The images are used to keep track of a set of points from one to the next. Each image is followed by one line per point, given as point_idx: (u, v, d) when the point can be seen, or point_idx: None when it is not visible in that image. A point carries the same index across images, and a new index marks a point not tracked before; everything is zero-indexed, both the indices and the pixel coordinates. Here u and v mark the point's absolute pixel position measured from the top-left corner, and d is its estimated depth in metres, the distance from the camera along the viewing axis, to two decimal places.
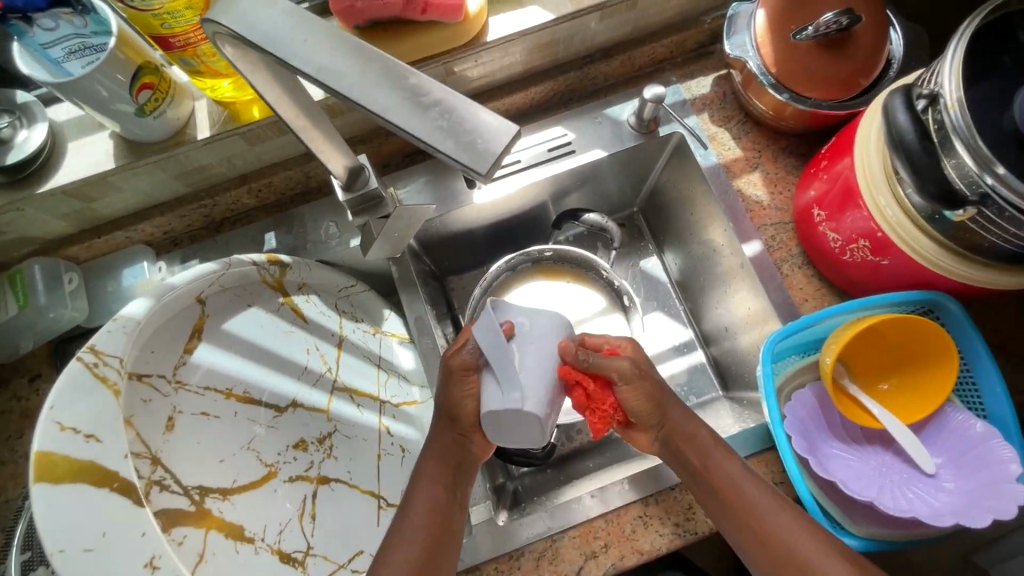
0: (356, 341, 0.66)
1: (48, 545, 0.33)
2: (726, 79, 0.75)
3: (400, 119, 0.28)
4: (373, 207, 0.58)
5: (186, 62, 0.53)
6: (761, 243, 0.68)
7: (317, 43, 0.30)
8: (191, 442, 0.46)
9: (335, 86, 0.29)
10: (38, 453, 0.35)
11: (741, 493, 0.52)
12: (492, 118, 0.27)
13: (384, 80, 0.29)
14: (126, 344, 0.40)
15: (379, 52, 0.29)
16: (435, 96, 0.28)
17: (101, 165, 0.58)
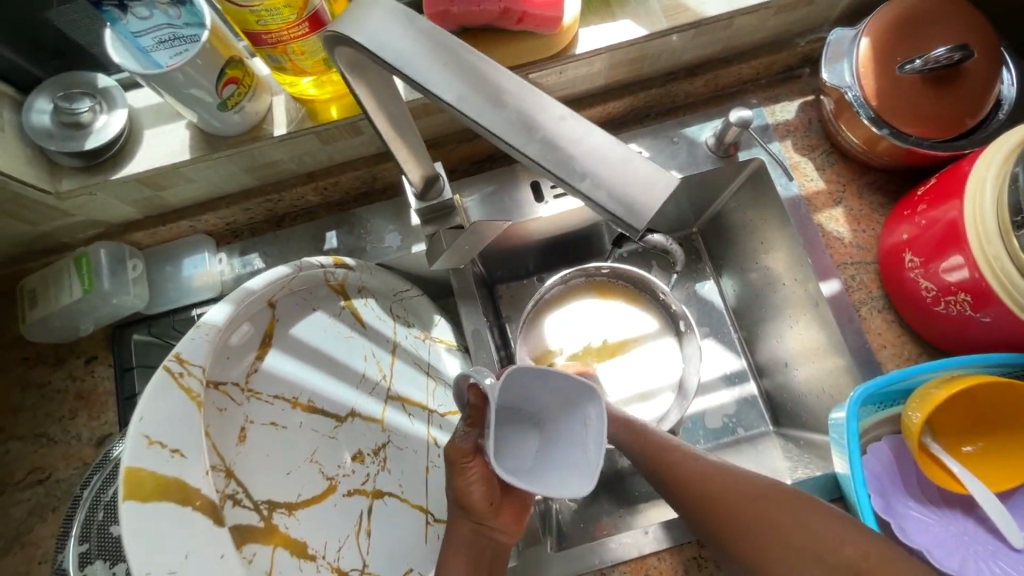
0: (408, 347, 0.65)
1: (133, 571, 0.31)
2: (813, 106, 0.71)
3: (545, 162, 0.26)
4: (443, 217, 0.58)
5: (273, 58, 0.51)
6: (840, 283, 0.65)
7: (456, 70, 0.29)
8: (260, 454, 0.45)
9: (472, 117, 0.28)
10: (128, 469, 0.33)
11: (726, 498, 0.47)
12: (643, 171, 0.25)
13: (529, 116, 0.27)
14: (208, 353, 0.39)
15: (522, 85, 0.28)
16: (584, 140, 0.26)
17: (175, 155, 0.57)
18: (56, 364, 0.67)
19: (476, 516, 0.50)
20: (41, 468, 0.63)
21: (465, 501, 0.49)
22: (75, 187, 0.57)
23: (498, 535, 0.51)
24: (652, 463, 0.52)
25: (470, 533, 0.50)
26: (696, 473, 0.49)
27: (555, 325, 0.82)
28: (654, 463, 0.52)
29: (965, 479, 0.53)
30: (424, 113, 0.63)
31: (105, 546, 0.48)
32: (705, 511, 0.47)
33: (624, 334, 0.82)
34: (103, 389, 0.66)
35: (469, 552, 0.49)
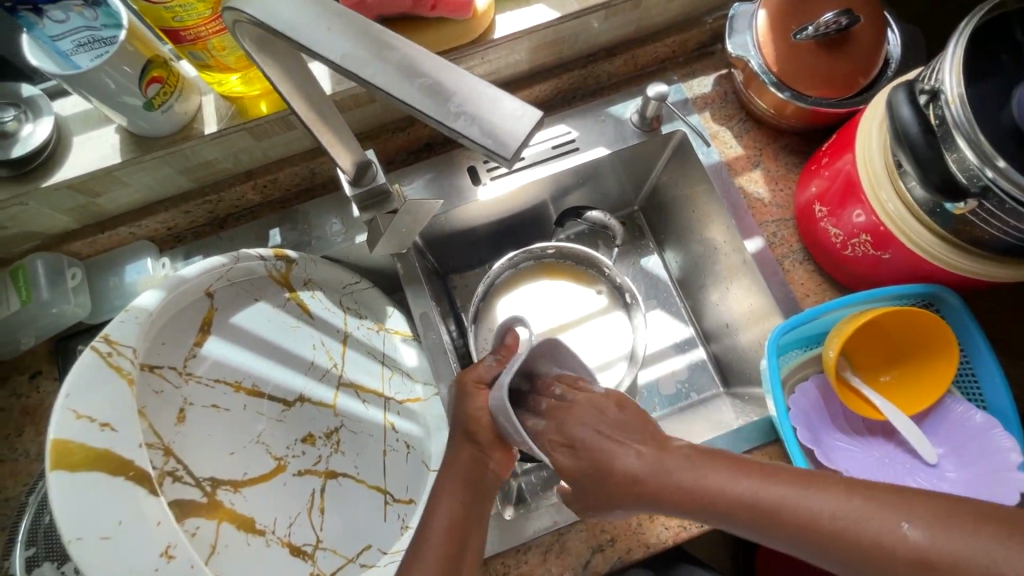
0: (361, 337, 0.64)
1: (65, 533, 0.35)
2: (727, 78, 0.76)
3: (427, 109, 0.30)
4: (380, 202, 0.58)
5: (195, 56, 0.53)
6: (763, 239, 0.69)
7: (344, 34, 0.32)
8: (201, 435, 0.48)
9: (355, 73, 0.32)
10: (56, 440, 0.37)
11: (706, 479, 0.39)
12: (512, 107, 0.29)
13: (406, 68, 0.31)
14: (138, 334, 0.43)
15: (401, 42, 0.31)
16: (460, 86, 0.30)
17: (107, 159, 0.58)
18: None
19: (478, 442, 0.52)
20: None
21: (469, 422, 0.52)
22: (4, 196, 0.57)
23: (493, 468, 0.51)
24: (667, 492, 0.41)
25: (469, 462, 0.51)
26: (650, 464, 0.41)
27: (508, 307, 0.85)
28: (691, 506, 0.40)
29: (883, 406, 0.58)
30: (354, 105, 0.65)
31: (53, 548, 0.48)
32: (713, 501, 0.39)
33: (575, 311, 0.85)
34: (50, 403, 0.65)
35: (464, 471, 0.50)
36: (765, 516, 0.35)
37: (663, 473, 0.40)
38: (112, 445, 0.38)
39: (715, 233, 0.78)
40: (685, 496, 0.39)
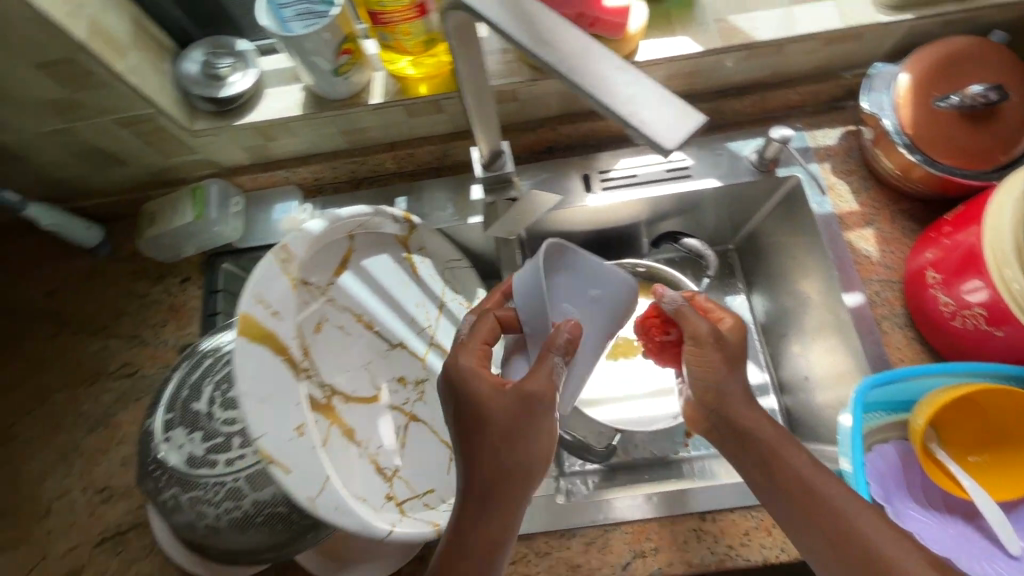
0: (453, 309, 0.69)
1: (238, 388, 0.42)
2: (855, 135, 0.77)
3: (603, 99, 0.34)
4: (501, 188, 0.69)
5: (383, 36, 0.62)
6: (863, 296, 0.69)
7: (542, 27, 0.37)
8: (329, 347, 0.56)
9: (539, 56, 0.36)
10: (243, 315, 0.45)
11: (803, 474, 0.54)
12: (681, 108, 0.33)
13: (592, 65, 0.35)
14: (306, 250, 0.51)
15: (590, 43, 0.36)
16: (636, 84, 0.34)
17: (289, 111, 0.68)
18: (156, 280, 0.79)
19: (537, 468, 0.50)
20: (133, 364, 0.75)
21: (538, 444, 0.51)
22: (205, 127, 0.68)
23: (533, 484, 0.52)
24: (750, 459, 0.57)
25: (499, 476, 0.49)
26: (764, 436, 0.57)
27: None
28: (763, 481, 0.56)
29: (970, 486, 0.55)
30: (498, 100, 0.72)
31: (187, 416, 0.56)
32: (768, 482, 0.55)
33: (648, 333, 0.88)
34: (190, 306, 0.77)
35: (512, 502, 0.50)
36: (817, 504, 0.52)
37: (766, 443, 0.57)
38: (276, 329, 0.46)
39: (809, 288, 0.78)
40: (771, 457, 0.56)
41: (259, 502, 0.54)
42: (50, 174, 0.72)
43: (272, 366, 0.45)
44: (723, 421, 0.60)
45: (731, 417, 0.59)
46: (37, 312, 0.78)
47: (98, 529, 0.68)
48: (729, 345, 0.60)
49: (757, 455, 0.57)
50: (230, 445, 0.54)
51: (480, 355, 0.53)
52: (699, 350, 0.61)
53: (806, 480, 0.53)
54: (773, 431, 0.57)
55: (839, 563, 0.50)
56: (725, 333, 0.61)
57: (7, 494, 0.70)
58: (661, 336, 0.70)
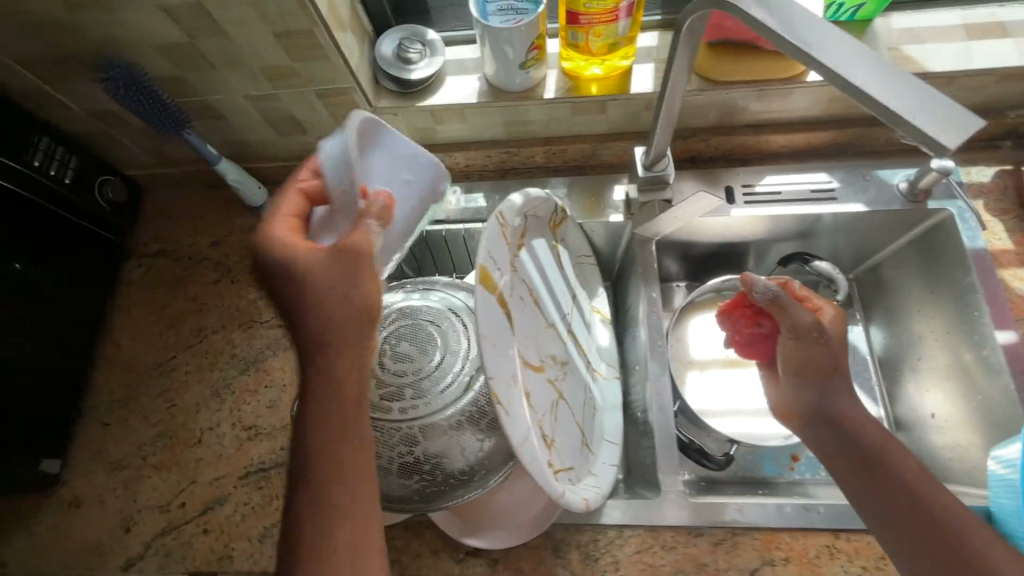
0: (581, 305, 0.79)
1: (478, 328, 0.45)
2: (1011, 174, 0.76)
3: (879, 97, 0.37)
4: (655, 188, 0.72)
5: (573, 36, 0.67)
6: (1016, 335, 0.69)
7: (815, 33, 0.41)
8: (522, 313, 0.57)
9: (815, 57, 0.40)
10: (481, 265, 0.48)
11: (908, 476, 0.54)
12: (961, 114, 0.35)
13: (868, 68, 0.38)
14: (513, 217, 0.55)
15: (864, 49, 0.39)
16: (915, 88, 0.37)
17: (466, 98, 0.74)
18: None
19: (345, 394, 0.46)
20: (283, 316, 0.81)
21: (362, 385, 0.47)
22: (389, 106, 0.74)
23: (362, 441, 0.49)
24: (852, 457, 0.57)
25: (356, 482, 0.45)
26: (872, 440, 0.57)
27: (701, 325, 0.92)
28: (860, 477, 0.56)
29: None
30: None
31: None
32: (866, 477, 0.56)
33: None
34: None
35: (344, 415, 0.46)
36: (917, 504, 0.52)
37: (870, 443, 0.57)
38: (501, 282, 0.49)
39: (930, 323, 0.78)
40: (873, 454, 0.56)
41: (427, 457, 0.56)
42: (238, 135, 0.79)
43: (496, 315, 0.48)
44: (827, 419, 0.60)
45: (835, 420, 0.60)
46: (200, 259, 0.86)
47: (243, 463, 0.73)
48: (833, 339, 0.62)
49: (861, 454, 0.57)
50: (429, 389, 0.56)
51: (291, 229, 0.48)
52: (800, 342, 0.63)
53: (907, 478, 0.54)
54: (880, 436, 0.57)
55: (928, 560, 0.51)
56: (830, 325, 0.63)
57: (163, 418, 0.76)
58: (750, 329, 0.68)
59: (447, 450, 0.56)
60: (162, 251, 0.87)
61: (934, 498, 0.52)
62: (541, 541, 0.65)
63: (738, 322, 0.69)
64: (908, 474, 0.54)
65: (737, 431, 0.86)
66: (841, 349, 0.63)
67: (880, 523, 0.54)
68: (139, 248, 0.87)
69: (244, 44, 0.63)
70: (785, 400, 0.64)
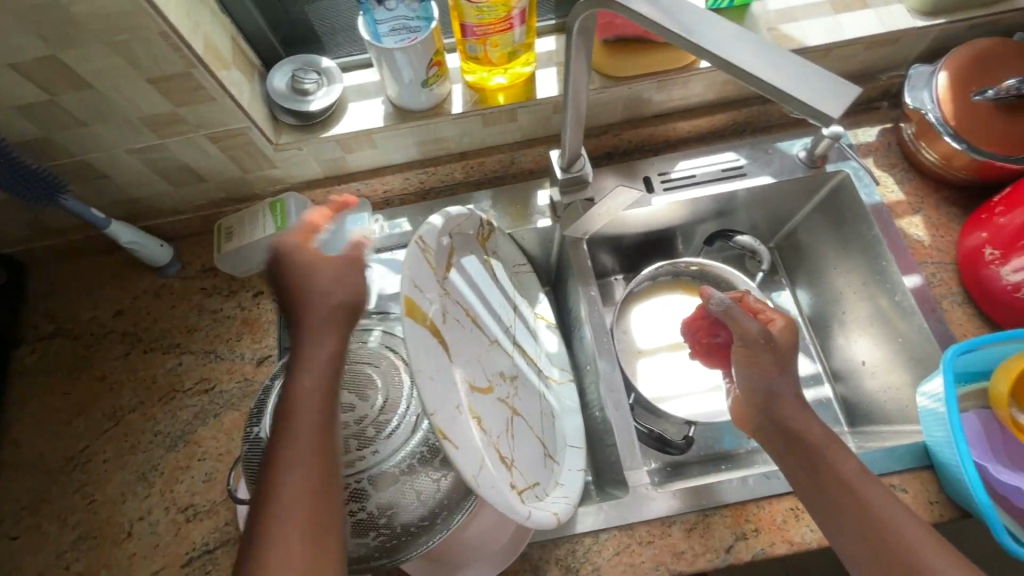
0: (524, 314, 0.78)
1: (414, 366, 0.43)
2: (892, 131, 0.82)
3: (763, 77, 0.38)
4: (575, 189, 0.73)
5: (472, 49, 0.66)
6: (921, 278, 0.74)
7: (694, 21, 0.42)
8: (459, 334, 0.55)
9: (703, 43, 0.41)
10: (406, 297, 0.46)
11: (849, 478, 0.57)
12: (839, 84, 0.37)
13: (749, 50, 0.39)
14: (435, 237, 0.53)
15: (742, 32, 0.41)
16: (795, 65, 0.38)
17: (372, 123, 0.71)
18: (228, 295, 0.79)
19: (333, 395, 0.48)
20: (208, 379, 0.74)
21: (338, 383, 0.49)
22: (291, 141, 0.70)
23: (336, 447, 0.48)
24: (800, 462, 0.60)
25: (313, 468, 0.45)
26: (818, 443, 0.60)
27: (643, 314, 0.94)
28: (806, 483, 0.59)
29: None
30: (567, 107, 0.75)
31: None
32: (812, 483, 0.58)
33: None
34: (265, 319, 0.77)
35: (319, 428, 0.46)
36: (856, 505, 0.56)
37: (815, 450, 0.60)
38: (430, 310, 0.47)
39: (845, 277, 0.83)
40: (815, 462, 0.59)
41: (383, 505, 0.53)
42: (129, 193, 0.73)
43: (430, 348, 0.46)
44: (774, 423, 0.63)
45: (780, 416, 0.63)
46: (105, 331, 0.78)
47: (184, 549, 0.65)
48: (780, 347, 0.65)
49: (805, 459, 0.60)
50: (375, 435, 0.53)
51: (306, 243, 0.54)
52: (749, 351, 0.65)
53: (851, 482, 0.57)
54: (826, 440, 0.60)
55: (870, 558, 0.53)
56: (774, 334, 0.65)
57: (84, 517, 0.68)
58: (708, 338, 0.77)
59: (401, 497, 0.53)
60: (60, 330, 0.78)
61: (872, 498, 0.56)
62: (519, 564, 0.62)
63: (693, 328, 0.78)
64: (851, 476, 0.57)
65: (692, 411, 0.88)
66: (789, 355, 0.65)
67: (822, 520, 0.57)
68: (31, 330, 0.78)
69: (114, 94, 0.58)
70: (738, 407, 0.67)
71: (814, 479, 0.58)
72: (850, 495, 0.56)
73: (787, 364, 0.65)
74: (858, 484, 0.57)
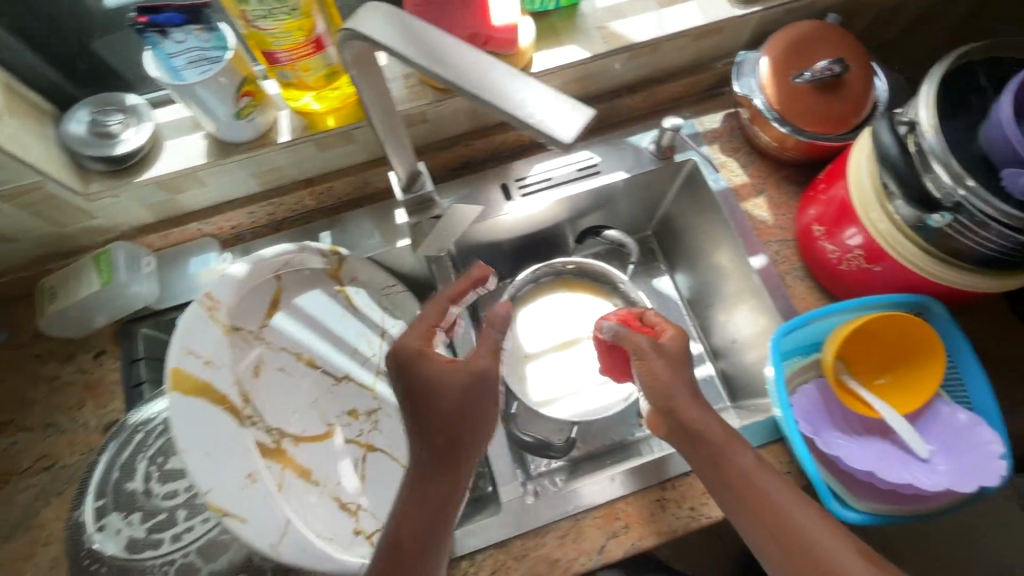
0: (398, 336, 0.72)
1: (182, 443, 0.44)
2: (734, 116, 0.85)
3: (503, 105, 0.38)
4: (423, 210, 0.70)
5: (283, 74, 0.62)
6: (766, 257, 0.77)
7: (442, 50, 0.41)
8: (275, 387, 0.56)
9: (456, 79, 0.40)
10: (176, 368, 0.46)
11: (746, 471, 0.57)
12: (572, 107, 0.38)
13: (492, 76, 0.39)
14: (225, 288, 0.52)
15: (486, 57, 0.41)
16: (533, 89, 0.39)
17: (192, 160, 0.66)
18: (65, 359, 0.72)
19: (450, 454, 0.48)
20: (49, 456, 0.68)
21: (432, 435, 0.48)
22: (102, 189, 0.65)
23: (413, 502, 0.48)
24: (706, 460, 0.60)
25: (426, 516, 0.46)
26: (717, 439, 0.60)
27: (528, 318, 0.93)
28: (714, 479, 0.59)
29: (877, 406, 0.62)
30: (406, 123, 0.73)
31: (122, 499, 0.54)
32: (717, 479, 0.58)
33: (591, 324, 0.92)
34: (110, 380, 0.71)
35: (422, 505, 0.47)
36: (756, 500, 0.56)
37: (716, 447, 0.59)
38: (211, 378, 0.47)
39: (723, 255, 0.82)
40: (717, 458, 0.59)
41: None
42: None
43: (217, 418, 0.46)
44: (677, 423, 0.62)
45: (679, 417, 0.62)
46: None
47: None
48: (671, 354, 0.65)
49: (706, 455, 0.60)
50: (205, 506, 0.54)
51: (427, 337, 0.54)
52: (644, 362, 0.66)
53: (750, 476, 0.57)
54: (725, 436, 0.60)
55: (777, 550, 0.54)
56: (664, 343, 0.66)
57: None
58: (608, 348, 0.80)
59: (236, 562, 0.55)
60: None
61: (773, 491, 0.56)
62: None
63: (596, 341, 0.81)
64: (748, 469, 0.58)
65: (581, 409, 0.88)
66: (680, 363, 0.65)
67: (733, 513, 0.57)
68: None
69: None
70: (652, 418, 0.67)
71: (718, 475, 0.59)
72: (753, 490, 0.56)
73: (678, 367, 0.65)
74: (757, 477, 0.57)
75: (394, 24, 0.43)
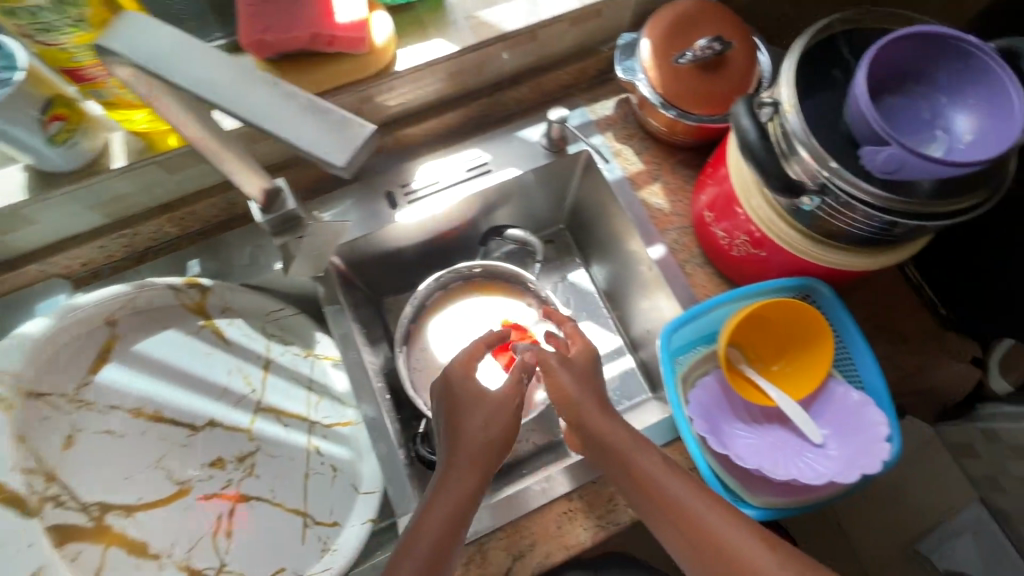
0: (286, 363, 0.69)
1: None
2: (626, 102, 0.82)
3: (276, 131, 0.35)
4: (292, 229, 0.47)
5: (98, 94, 0.57)
6: (664, 247, 0.74)
7: (216, 70, 0.37)
8: (90, 460, 0.57)
9: (227, 106, 0.36)
10: None
11: (651, 473, 0.54)
12: (350, 126, 0.34)
13: (267, 98, 0.36)
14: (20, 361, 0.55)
15: (263, 77, 0.37)
16: (309, 110, 0.35)
17: (11, 197, 0.59)
18: None
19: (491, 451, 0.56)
20: None
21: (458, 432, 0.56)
22: None
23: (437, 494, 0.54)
24: (614, 466, 0.56)
25: (458, 504, 0.52)
26: (615, 443, 0.56)
27: (438, 329, 0.86)
28: (625, 484, 0.55)
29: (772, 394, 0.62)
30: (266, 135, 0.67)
31: None
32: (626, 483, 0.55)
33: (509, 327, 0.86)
34: None
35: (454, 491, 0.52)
36: (664, 504, 0.52)
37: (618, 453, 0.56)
38: None
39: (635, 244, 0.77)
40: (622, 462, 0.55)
41: None
42: None
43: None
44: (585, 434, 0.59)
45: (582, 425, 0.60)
46: None
47: None
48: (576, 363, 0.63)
49: (612, 461, 0.56)
50: None
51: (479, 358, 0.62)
52: (552, 377, 0.63)
53: (655, 478, 0.54)
54: (627, 439, 0.57)
55: (692, 555, 0.50)
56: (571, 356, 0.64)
57: None
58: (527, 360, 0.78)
59: None
60: None
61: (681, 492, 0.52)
62: None
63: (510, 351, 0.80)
64: (655, 470, 0.54)
65: None
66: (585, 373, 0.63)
67: (648, 518, 0.53)
68: None
69: None
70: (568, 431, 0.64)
71: (626, 481, 0.55)
72: (661, 494, 0.53)
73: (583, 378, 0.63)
74: (662, 478, 0.53)
75: (169, 51, 0.39)
